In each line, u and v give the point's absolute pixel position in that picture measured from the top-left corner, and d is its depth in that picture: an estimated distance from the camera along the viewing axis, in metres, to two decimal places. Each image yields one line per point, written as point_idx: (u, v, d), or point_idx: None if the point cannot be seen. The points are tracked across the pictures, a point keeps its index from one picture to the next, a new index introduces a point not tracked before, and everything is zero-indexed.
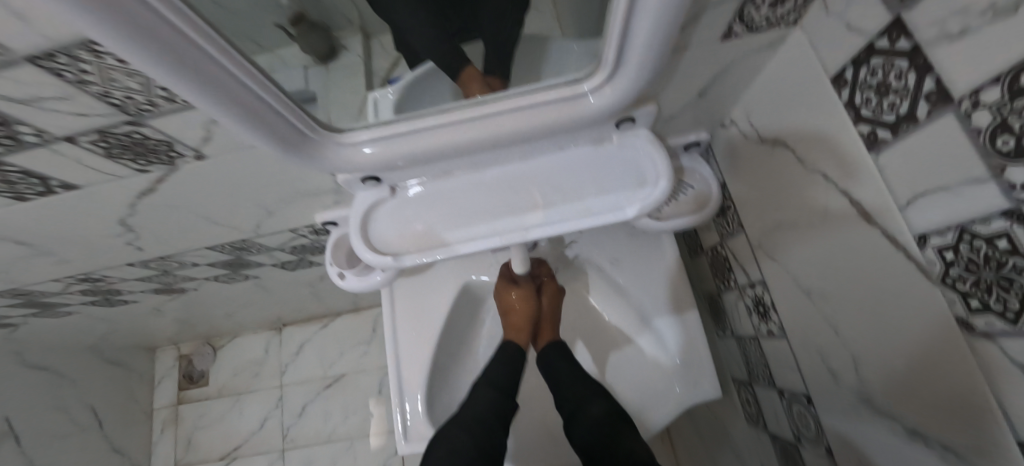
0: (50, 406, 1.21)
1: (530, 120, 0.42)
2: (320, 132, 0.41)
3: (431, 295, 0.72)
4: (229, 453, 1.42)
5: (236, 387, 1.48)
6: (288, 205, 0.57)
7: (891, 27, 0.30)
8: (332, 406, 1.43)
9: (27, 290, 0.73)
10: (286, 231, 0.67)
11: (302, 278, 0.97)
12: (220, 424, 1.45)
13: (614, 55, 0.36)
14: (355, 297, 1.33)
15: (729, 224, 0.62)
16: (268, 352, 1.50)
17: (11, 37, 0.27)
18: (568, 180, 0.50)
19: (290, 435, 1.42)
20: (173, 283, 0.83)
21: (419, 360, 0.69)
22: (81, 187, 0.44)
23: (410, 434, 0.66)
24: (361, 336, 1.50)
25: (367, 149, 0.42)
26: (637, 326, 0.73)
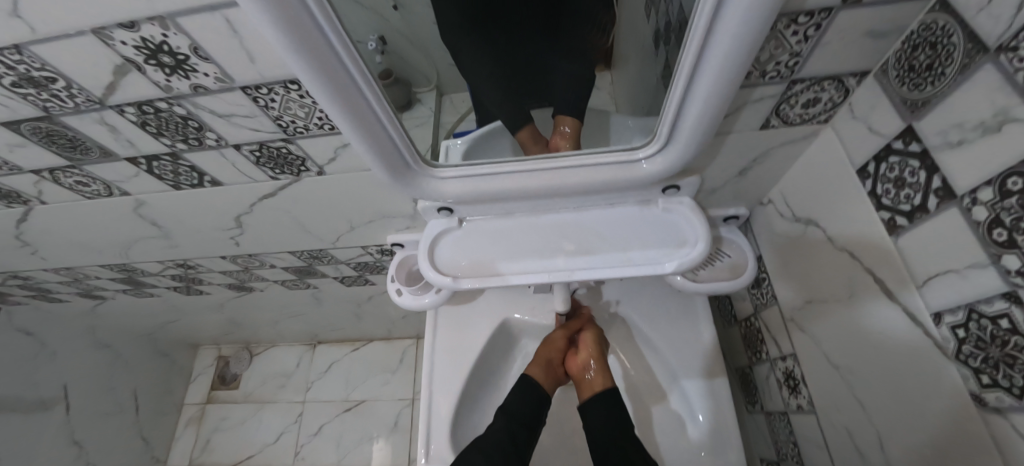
0: (103, 381, 1.31)
1: (590, 176, 0.50)
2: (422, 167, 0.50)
3: (471, 327, 0.77)
4: (241, 461, 1.44)
5: (262, 396, 1.53)
6: (368, 223, 0.67)
7: (905, 132, 0.36)
8: (347, 430, 1.45)
9: (132, 266, 0.86)
10: (358, 247, 0.76)
11: (351, 297, 1.05)
12: (239, 430, 1.49)
13: (668, 131, 0.44)
14: (391, 325, 1.40)
15: (764, 296, 0.65)
16: (298, 366, 1.56)
17: (240, 73, 0.38)
18: (614, 232, 0.57)
19: (302, 453, 1.43)
20: (246, 281, 0.93)
21: (452, 386, 0.73)
22: (223, 184, 0.56)
23: (433, 456, 0.69)
24: (387, 365, 1.54)
25: (452, 183, 0.51)
26: (666, 385, 0.75)
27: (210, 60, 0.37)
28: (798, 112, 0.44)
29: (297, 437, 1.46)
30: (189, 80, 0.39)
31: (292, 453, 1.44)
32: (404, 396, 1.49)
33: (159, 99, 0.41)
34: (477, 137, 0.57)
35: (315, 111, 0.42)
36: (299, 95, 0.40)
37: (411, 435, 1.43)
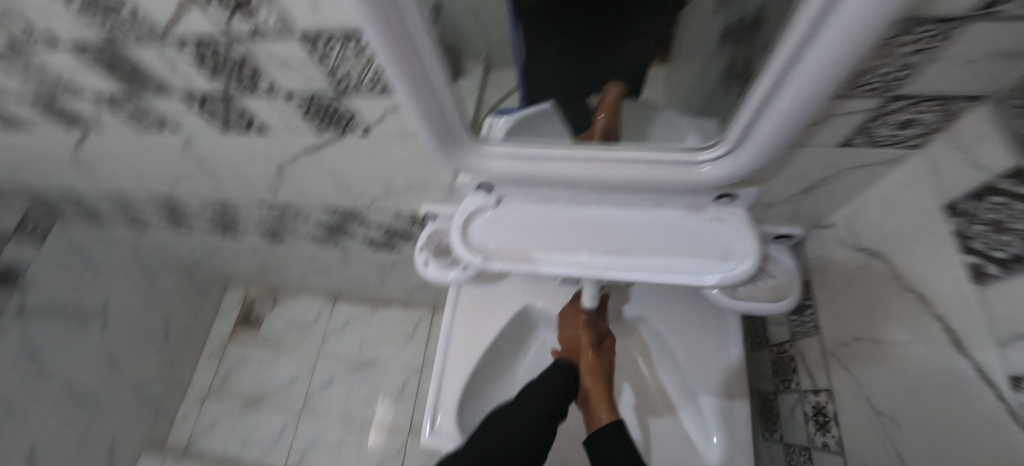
0: (139, 304, 1.39)
1: (644, 173, 0.47)
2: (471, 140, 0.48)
3: (490, 309, 0.77)
4: (255, 398, 1.51)
5: (281, 342, 1.60)
6: (404, 190, 0.66)
7: (1017, 172, 0.32)
8: (357, 386, 1.50)
9: (176, 201, 0.88)
10: (391, 213, 0.76)
11: (376, 260, 1.06)
12: (257, 369, 1.56)
13: (739, 132, 0.41)
14: (409, 292, 1.42)
15: (804, 325, 0.61)
16: (317, 319, 1.61)
17: (302, 18, 0.37)
18: (657, 236, 0.54)
19: (312, 401, 1.49)
20: (279, 230, 0.95)
21: (465, 363, 0.73)
22: (269, 132, 0.56)
23: (438, 429, 0.69)
24: (401, 330, 1.57)
25: (498, 160, 0.49)
26: (682, 398, 0.72)
27: (274, 2, 0.36)
28: (891, 132, 0.40)
29: (309, 386, 1.51)
30: (249, 21, 0.38)
31: (303, 400, 1.49)
32: (413, 363, 1.52)
33: (220, 38, 0.41)
34: (520, 116, 0.49)
35: (371, 67, 0.41)
36: (358, 48, 0.39)
37: (415, 401, 1.47)
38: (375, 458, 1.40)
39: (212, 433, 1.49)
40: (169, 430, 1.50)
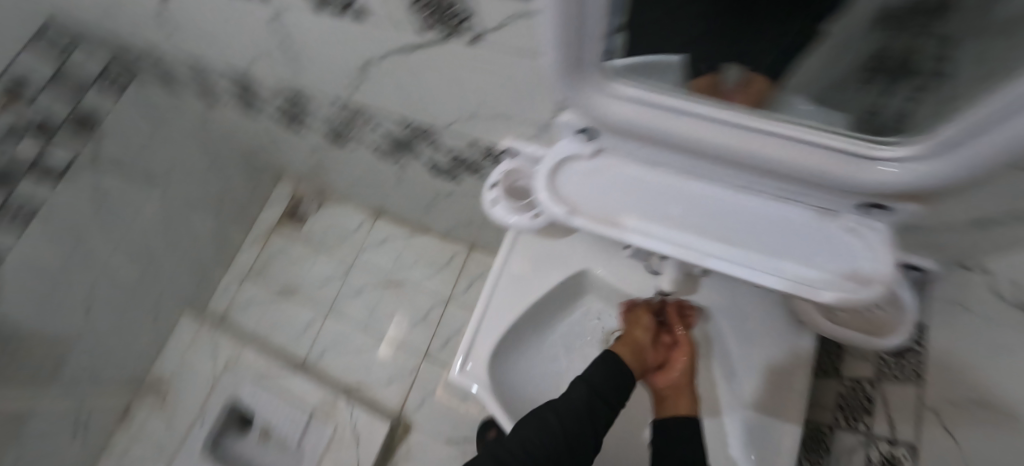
0: (199, 176, 1.43)
1: (798, 157, 0.39)
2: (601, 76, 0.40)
3: (546, 265, 0.72)
4: (289, 289, 1.58)
5: (321, 244, 1.64)
6: (492, 119, 0.60)
7: None
8: (383, 302, 1.52)
9: (251, 80, 0.86)
10: (466, 141, 0.70)
11: (434, 188, 1.03)
12: (295, 263, 1.62)
13: (954, 133, 0.32)
14: (453, 225, 1.39)
15: (900, 369, 0.54)
16: (358, 230, 1.63)
17: None
18: (772, 231, 0.46)
19: (339, 304, 1.54)
20: (345, 133, 0.92)
21: (509, 313, 0.70)
22: (367, 20, 0.50)
23: (470, 371, 0.68)
24: (436, 259, 1.56)
25: (624, 104, 0.41)
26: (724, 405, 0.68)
27: None
28: None
29: (339, 291, 1.55)
30: None
31: (331, 302, 1.54)
32: (441, 294, 1.51)
33: None
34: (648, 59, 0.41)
35: None
36: None
37: (435, 330, 1.46)
38: (387, 372, 1.42)
39: (246, 311, 1.58)
40: (210, 298, 1.61)
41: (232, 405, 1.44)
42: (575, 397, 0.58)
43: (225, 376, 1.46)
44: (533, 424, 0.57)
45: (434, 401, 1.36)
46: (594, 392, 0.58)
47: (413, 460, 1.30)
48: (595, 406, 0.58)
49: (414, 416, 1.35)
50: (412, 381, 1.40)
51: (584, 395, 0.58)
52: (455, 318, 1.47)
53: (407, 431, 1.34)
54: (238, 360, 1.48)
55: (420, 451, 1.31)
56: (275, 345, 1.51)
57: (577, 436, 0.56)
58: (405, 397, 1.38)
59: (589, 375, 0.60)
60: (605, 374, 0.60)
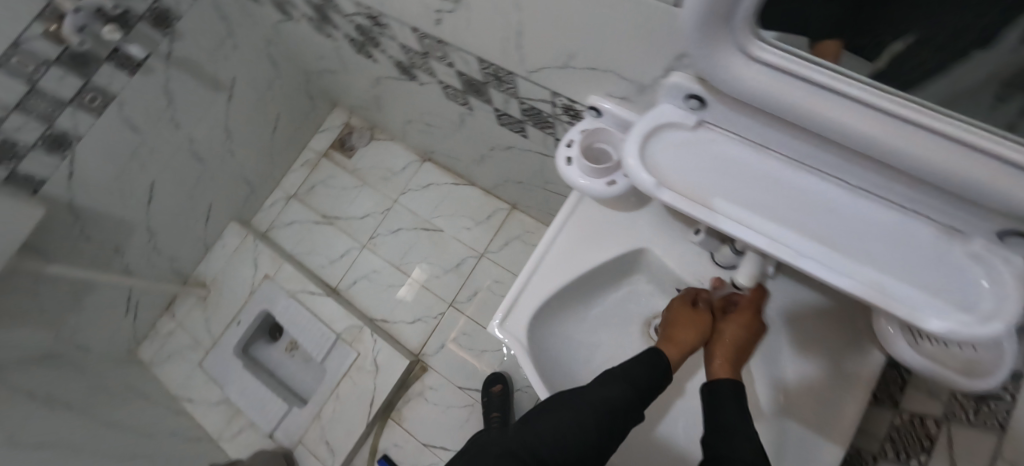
0: (260, 90, 1.44)
1: (953, 163, 0.33)
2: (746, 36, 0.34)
3: (603, 236, 0.69)
4: (331, 217, 1.61)
5: (366, 177, 1.64)
6: (582, 72, 0.56)
7: None
8: (417, 245, 1.52)
9: None
10: (545, 94, 0.66)
11: (493, 140, 0.99)
12: (339, 193, 1.64)
13: None
14: (500, 181, 1.34)
15: (977, 417, 0.48)
16: (404, 170, 1.62)
17: None
18: (878, 241, 0.42)
19: (375, 240, 1.55)
20: (416, 67, 0.89)
21: (556, 278, 0.68)
22: None
23: (508, 327, 0.67)
24: (476, 212, 1.52)
25: (758, 72, 0.36)
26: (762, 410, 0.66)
27: None
28: None
29: (377, 227, 1.57)
30: None
31: (368, 236, 1.56)
32: (475, 247, 1.49)
33: None
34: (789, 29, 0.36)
35: None
36: None
37: (464, 281, 1.45)
38: (412, 313, 1.45)
39: (288, 231, 1.62)
40: (257, 212, 1.67)
41: (266, 315, 1.51)
42: (613, 392, 0.56)
43: (261, 289, 1.51)
44: (569, 415, 0.55)
45: (454, 349, 1.39)
46: (635, 389, 0.57)
47: (426, 398, 1.36)
48: (633, 405, 0.56)
49: (432, 358, 1.39)
50: (435, 326, 1.42)
51: (626, 392, 0.56)
52: (486, 274, 1.45)
53: (424, 371, 1.38)
54: (276, 275, 1.52)
55: (433, 392, 1.36)
56: (311, 268, 1.56)
57: (612, 429, 0.55)
58: (427, 339, 1.41)
59: (630, 371, 0.58)
60: (647, 373, 0.58)
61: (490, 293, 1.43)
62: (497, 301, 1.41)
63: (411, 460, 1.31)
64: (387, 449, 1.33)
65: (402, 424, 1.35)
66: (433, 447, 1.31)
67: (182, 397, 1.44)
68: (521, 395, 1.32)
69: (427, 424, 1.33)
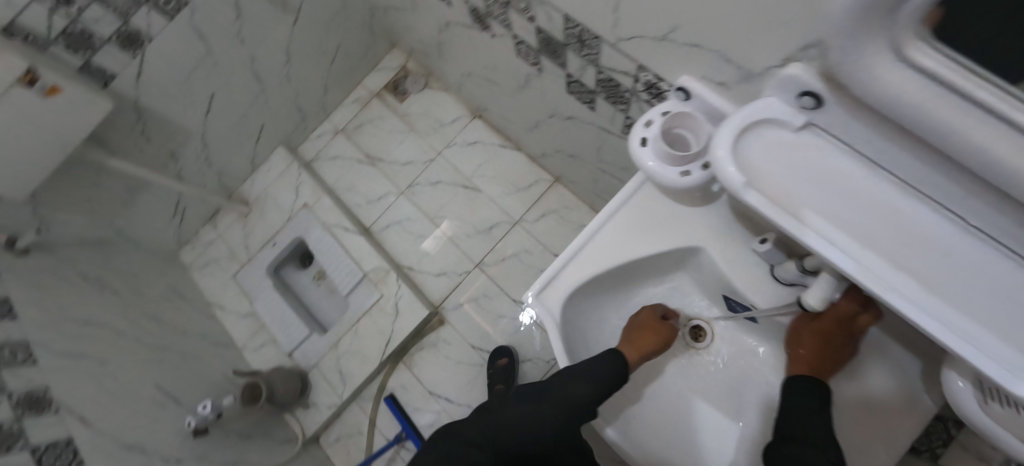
0: (326, 18, 1.42)
1: None
2: (901, 26, 0.29)
3: (657, 227, 0.66)
4: (374, 158, 1.61)
5: (414, 125, 1.63)
6: (681, 47, 0.51)
7: None
8: (454, 201, 1.51)
9: None
10: (629, 65, 0.61)
11: (555, 108, 0.95)
12: (385, 135, 1.63)
13: None
14: (548, 151, 1.30)
15: None
16: (452, 124, 1.59)
17: None
18: (984, 292, 0.36)
19: (414, 188, 1.55)
20: (492, 16, 0.84)
21: (601, 260, 0.66)
22: None
23: (543, 300, 0.66)
24: (518, 178, 1.49)
25: (897, 71, 0.31)
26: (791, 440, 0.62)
27: None
28: None
29: (417, 176, 1.56)
30: None
31: (407, 184, 1.56)
32: (511, 214, 1.46)
33: None
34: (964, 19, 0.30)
35: None
36: None
37: (494, 245, 1.44)
38: (438, 267, 1.46)
39: (331, 164, 1.64)
40: (304, 141, 1.69)
41: (299, 242, 1.55)
42: (576, 391, 0.60)
43: (298, 217, 1.54)
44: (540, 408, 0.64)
45: (473, 309, 1.40)
46: (597, 388, 0.60)
47: (438, 350, 1.40)
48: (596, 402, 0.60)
49: (450, 313, 1.42)
50: (458, 283, 1.43)
51: (590, 392, 0.60)
52: (517, 242, 1.43)
53: (440, 324, 1.41)
54: (314, 205, 1.54)
55: (446, 345, 1.39)
56: (348, 204, 1.59)
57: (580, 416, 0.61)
58: (448, 294, 1.43)
59: (593, 370, 0.61)
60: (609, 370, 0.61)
61: (518, 262, 1.41)
62: (524, 271, 1.40)
63: (415, 404, 1.37)
64: (395, 389, 1.39)
65: (412, 368, 1.40)
66: (437, 396, 1.36)
67: (214, 303, 1.52)
68: (531, 366, 1.33)
69: (435, 373, 1.38)
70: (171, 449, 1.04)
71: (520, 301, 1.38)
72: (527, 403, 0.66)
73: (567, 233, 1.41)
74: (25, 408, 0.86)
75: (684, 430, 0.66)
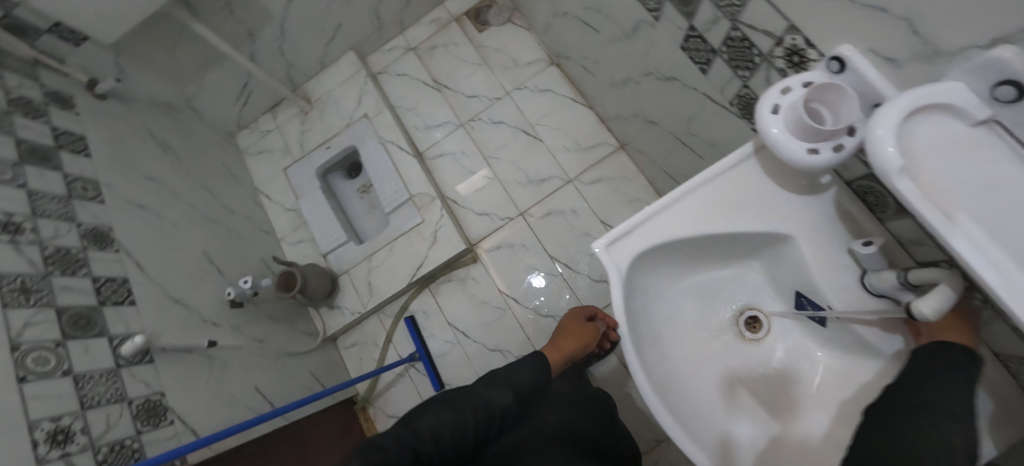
0: None
1: None
2: None
3: (748, 205, 0.63)
4: (441, 83, 1.58)
5: (488, 58, 1.57)
6: (855, 11, 0.46)
7: None
8: (513, 144, 1.48)
9: None
10: (775, 26, 0.56)
11: (656, 65, 0.90)
12: (457, 62, 1.58)
13: None
14: (623, 115, 1.24)
15: None
16: (527, 66, 1.53)
17: None
18: None
19: (474, 123, 1.52)
20: None
21: (681, 227, 0.64)
22: None
23: (613, 252, 0.65)
24: (582, 137, 1.44)
25: None
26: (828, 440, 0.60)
27: None
28: None
29: (481, 112, 1.53)
30: None
31: (469, 117, 1.53)
32: (566, 171, 1.43)
33: None
34: None
35: None
36: None
37: (542, 198, 1.42)
38: (483, 206, 1.46)
39: (397, 81, 1.61)
40: (374, 51, 1.66)
41: (351, 151, 1.56)
42: (496, 398, 0.61)
43: (355, 126, 1.53)
44: (463, 417, 0.55)
45: (508, 255, 1.41)
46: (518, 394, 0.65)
47: (465, 285, 1.42)
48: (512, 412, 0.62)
49: (485, 254, 1.42)
50: (499, 227, 1.43)
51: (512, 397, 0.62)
52: (566, 200, 1.41)
53: (473, 261, 1.42)
54: (374, 118, 1.52)
55: (474, 283, 1.41)
56: (406, 125, 1.57)
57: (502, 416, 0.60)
58: (487, 235, 1.43)
59: (515, 380, 0.67)
60: (527, 378, 0.69)
61: (562, 220, 1.40)
62: (566, 230, 1.39)
63: (433, 330, 1.41)
64: (415, 312, 1.43)
65: (437, 297, 1.43)
66: (455, 328, 1.40)
67: (262, 190, 1.56)
68: (552, 323, 1.34)
69: (457, 306, 1.41)
70: (210, 313, 1.10)
71: (556, 259, 1.38)
72: (445, 413, 0.55)
73: (620, 203, 1.37)
74: (89, 241, 0.92)
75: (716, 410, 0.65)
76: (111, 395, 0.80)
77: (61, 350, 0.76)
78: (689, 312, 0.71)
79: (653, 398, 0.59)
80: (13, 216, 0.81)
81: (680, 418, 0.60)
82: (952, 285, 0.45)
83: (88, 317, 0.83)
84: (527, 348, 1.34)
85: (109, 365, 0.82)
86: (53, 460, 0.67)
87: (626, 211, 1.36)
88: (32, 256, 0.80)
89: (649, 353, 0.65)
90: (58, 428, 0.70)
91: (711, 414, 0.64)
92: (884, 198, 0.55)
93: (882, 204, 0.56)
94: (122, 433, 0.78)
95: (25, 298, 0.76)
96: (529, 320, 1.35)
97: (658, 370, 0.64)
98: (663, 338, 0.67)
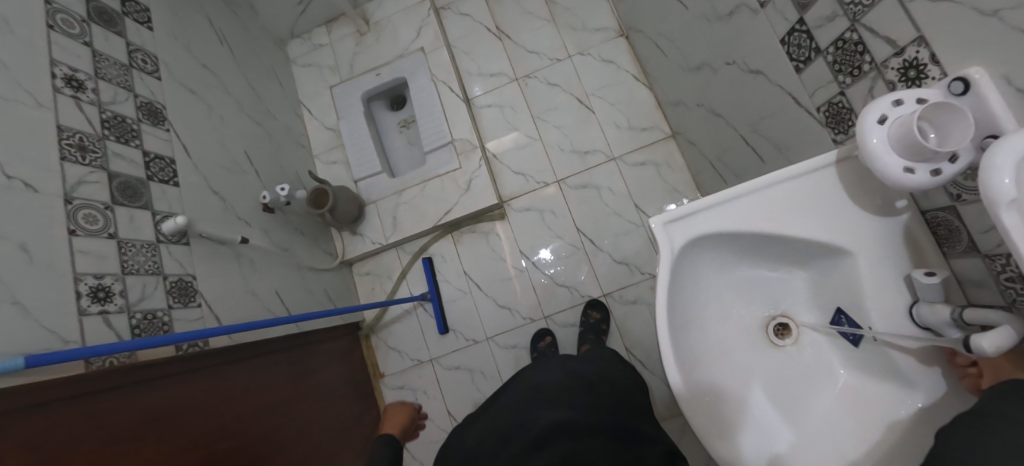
0: None
1: None
2: None
3: (816, 213, 0.62)
4: (503, 33, 1.53)
5: (556, 16, 1.52)
6: (989, 39, 0.44)
7: None
8: (564, 110, 1.45)
9: None
10: (899, 36, 0.53)
11: (743, 55, 0.87)
12: (524, 14, 1.53)
13: None
14: (686, 101, 1.21)
15: None
16: (595, 32, 1.48)
17: None
18: None
19: (529, 81, 1.49)
20: None
21: (744, 220, 0.64)
22: None
23: (671, 230, 0.65)
24: (635, 117, 1.41)
25: None
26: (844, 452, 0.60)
27: None
28: None
29: (538, 70, 1.49)
30: None
31: (525, 74, 1.50)
32: (611, 148, 1.41)
33: None
34: None
35: None
36: None
37: (583, 170, 1.41)
38: (521, 166, 1.45)
39: (459, 20, 1.56)
40: None
41: (400, 83, 1.53)
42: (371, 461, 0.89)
43: (409, 58, 1.50)
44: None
45: (535, 219, 1.41)
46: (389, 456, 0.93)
47: (488, 239, 1.43)
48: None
49: (514, 213, 1.43)
50: (533, 190, 1.43)
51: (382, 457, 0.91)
52: (605, 177, 1.39)
53: (500, 218, 1.43)
54: (430, 53, 1.48)
55: (497, 239, 1.42)
56: (459, 67, 1.54)
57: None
58: (519, 195, 1.43)
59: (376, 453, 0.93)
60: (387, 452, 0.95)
61: (597, 196, 1.39)
62: (599, 207, 1.38)
63: (448, 276, 1.43)
64: (434, 255, 1.45)
65: (457, 245, 1.44)
66: (469, 278, 1.42)
67: (305, 103, 1.55)
68: (565, 293, 1.35)
69: (476, 258, 1.43)
70: (244, 212, 1.11)
71: (583, 232, 1.38)
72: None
73: (658, 191, 1.36)
74: (144, 114, 0.92)
75: (736, 400, 0.65)
76: (149, 266, 0.82)
77: (109, 213, 0.78)
78: (725, 303, 0.72)
79: (677, 377, 0.62)
80: (78, 73, 0.81)
81: (698, 399, 0.63)
82: (1014, 329, 0.45)
83: (136, 188, 0.85)
84: (537, 312, 1.36)
85: (150, 239, 0.84)
86: (93, 315, 0.70)
87: (663, 199, 1.35)
88: (91, 116, 0.81)
89: (681, 333, 0.66)
90: (99, 287, 0.72)
91: (732, 404, 0.65)
92: (959, 232, 0.53)
93: (953, 238, 0.54)
94: (155, 305, 0.81)
95: (83, 156, 0.77)
96: (543, 285, 1.37)
97: (686, 351, 0.66)
98: (696, 322, 0.69)
